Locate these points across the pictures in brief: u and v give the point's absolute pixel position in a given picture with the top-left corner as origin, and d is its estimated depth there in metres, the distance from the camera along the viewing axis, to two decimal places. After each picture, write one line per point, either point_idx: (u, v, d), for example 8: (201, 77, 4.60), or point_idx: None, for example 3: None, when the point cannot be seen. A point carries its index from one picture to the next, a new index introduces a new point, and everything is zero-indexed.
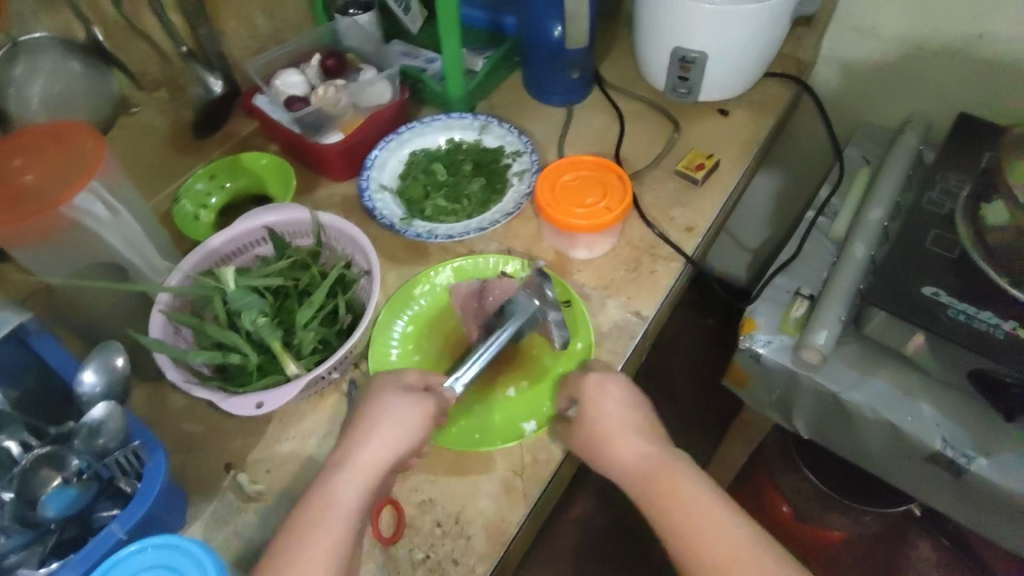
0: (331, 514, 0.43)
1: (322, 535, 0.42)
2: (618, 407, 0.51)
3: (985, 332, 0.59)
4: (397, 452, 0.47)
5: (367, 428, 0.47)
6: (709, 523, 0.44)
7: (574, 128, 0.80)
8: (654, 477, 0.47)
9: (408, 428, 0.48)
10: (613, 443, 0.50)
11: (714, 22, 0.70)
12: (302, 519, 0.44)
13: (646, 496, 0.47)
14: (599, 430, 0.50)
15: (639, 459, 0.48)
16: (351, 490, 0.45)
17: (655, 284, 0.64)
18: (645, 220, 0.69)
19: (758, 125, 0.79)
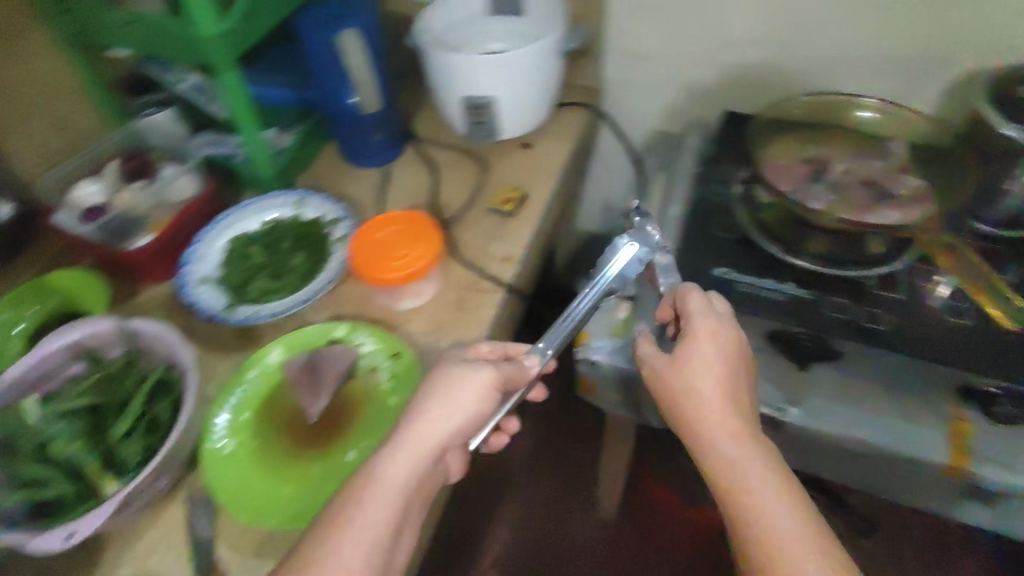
0: (385, 492, 0.47)
1: (366, 518, 0.46)
2: (710, 383, 0.54)
3: (768, 299, 0.67)
4: (453, 429, 0.50)
5: (421, 412, 0.50)
6: (771, 500, 0.48)
7: (392, 185, 0.83)
8: (732, 453, 0.50)
9: (465, 410, 0.51)
10: (700, 401, 0.53)
11: (489, 70, 0.76)
12: (354, 495, 0.47)
13: (716, 457, 0.51)
14: (677, 386, 0.55)
15: (733, 435, 0.51)
16: (404, 469, 0.48)
17: (480, 318, 0.68)
18: (465, 259, 0.73)
19: (559, 153, 0.86)
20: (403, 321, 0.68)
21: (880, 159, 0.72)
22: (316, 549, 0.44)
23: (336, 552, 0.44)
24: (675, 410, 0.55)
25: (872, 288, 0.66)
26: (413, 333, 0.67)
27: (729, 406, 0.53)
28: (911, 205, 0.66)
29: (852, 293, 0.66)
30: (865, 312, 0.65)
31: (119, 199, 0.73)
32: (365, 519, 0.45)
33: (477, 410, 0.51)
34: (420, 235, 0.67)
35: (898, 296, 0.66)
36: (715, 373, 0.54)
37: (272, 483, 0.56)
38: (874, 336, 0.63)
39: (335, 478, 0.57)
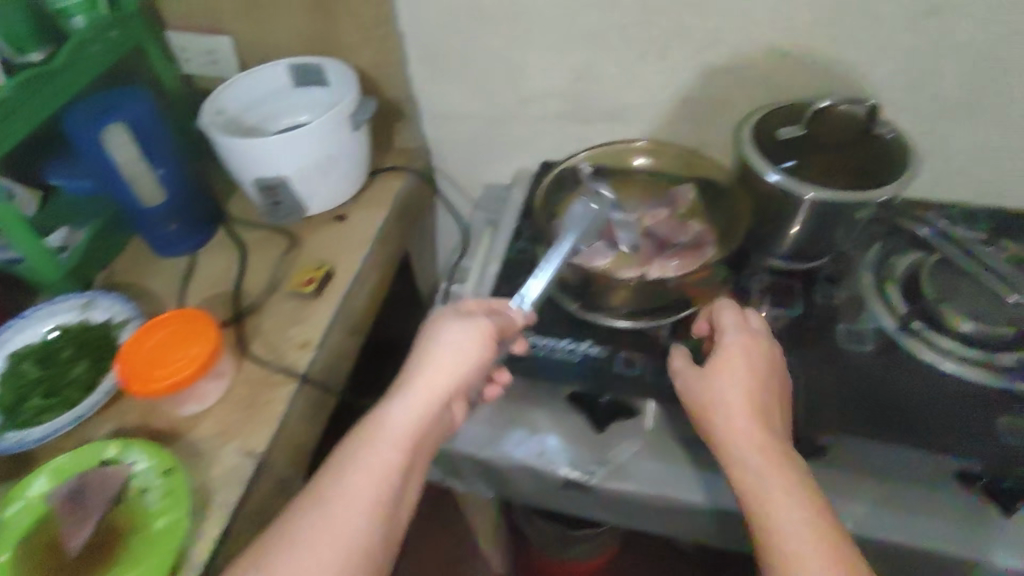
0: (362, 467, 0.48)
1: (352, 493, 0.46)
2: (738, 390, 0.54)
3: (565, 361, 0.67)
4: (438, 390, 0.53)
5: (430, 366, 0.54)
6: (775, 484, 0.48)
7: (196, 274, 0.80)
8: (760, 450, 0.50)
9: (435, 379, 0.53)
10: (726, 408, 0.53)
11: (272, 150, 0.73)
12: (326, 479, 0.47)
13: (739, 462, 0.50)
14: (711, 397, 0.55)
15: (748, 423, 0.52)
16: (385, 443, 0.49)
17: (270, 416, 0.65)
18: (261, 350, 0.70)
19: (373, 222, 0.85)
20: (188, 428, 0.64)
21: (667, 207, 0.72)
22: (280, 542, 0.43)
23: (309, 538, 0.43)
24: (707, 420, 0.54)
25: (664, 336, 0.67)
26: (196, 440, 0.63)
27: (752, 408, 0.53)
28: (691, 250, 0.66)
29: (644, 346, 0.67)
30: (654, 365, 0.66)
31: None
32: (337, 498, 0.46)
33: (465, 369, 0.54)
34: (196, 332, 0.65)
35: (688, 342, 0.66)
36: (739, 379, 0.55)
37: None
38: (663, 390, 0.65)
39: None
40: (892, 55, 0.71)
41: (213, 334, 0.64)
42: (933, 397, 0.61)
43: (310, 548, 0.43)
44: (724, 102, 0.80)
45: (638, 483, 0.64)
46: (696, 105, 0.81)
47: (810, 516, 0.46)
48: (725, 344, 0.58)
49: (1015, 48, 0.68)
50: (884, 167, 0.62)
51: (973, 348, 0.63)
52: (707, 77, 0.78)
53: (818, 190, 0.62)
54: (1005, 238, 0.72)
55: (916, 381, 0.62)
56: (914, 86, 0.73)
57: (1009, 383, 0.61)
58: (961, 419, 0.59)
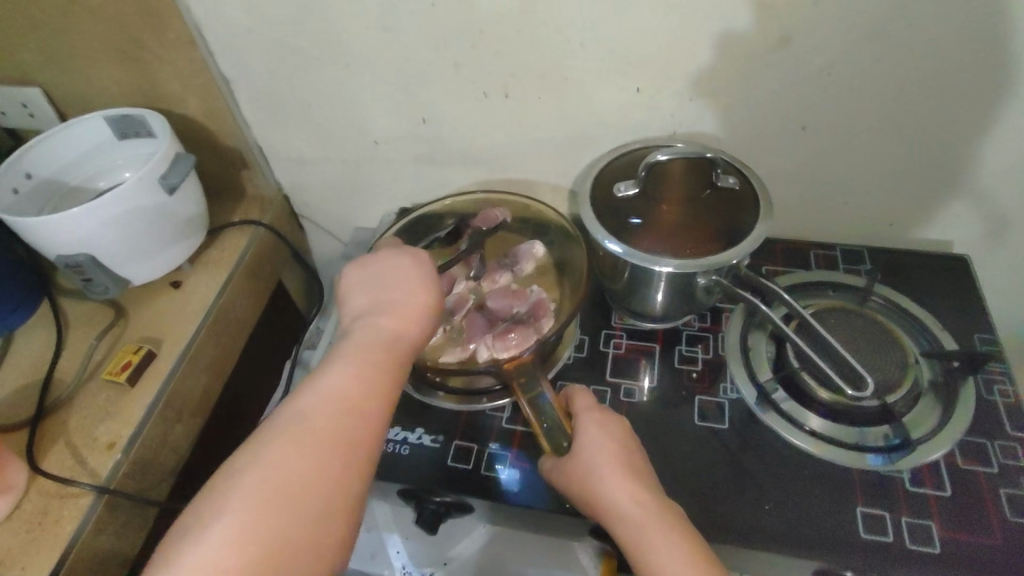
0: (312, 410, 0.43)
1: (302, 433, 0.41)
2: (604, 456, 0.48)
3: (393, 454, 0.60)
4: (396, 327, 0.49)
5: (388, 306, 0.50)
6: (653, 533, 0.44)
7: (8, 359, 0.72)
8: (635, 512, 0.46)
9: (393, 319, 0.49)
10: (600, 480, 0.47)
11: (70, 223, 0.65)
12: (273, 424, 0.42)
13: (622, 527, 0.46)
14: (582, 472, 0.48)
15: (613, 502, 0.46)
16: (341, 380, 0.44)
17: (58, 536, 0.57)
18: (61, 452, 0.62)
19: (211, 287, 0.77)
20: None
21: (508, 272, 0.66)
22: (223, 484, 0.40)
23: (251, 480, 0.39)
24: (586, 493, 0.48)
25: (504, 420, 0.61)
26: None
27: (627, 476, 0.47)
28: (523, 324, 0.59)
29: (481, 432, 0.61)
30: (490, 454, 0.59)
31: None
32: (284, 440, 0.41)
33: (420, 309, 0.50)
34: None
35: (528, 429, 0.61)
36: (603, 449, 0.49)
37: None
38: (495, 484, 0.57)
39: None
40: (752, 90, 0.64)
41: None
42: (792, 485, 0.55)
43: (249, 492, 0.39)
44: (583, 143, 0.73)
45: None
46: (557, 145, 0.74)
47: (698, 559, 0.43)
48: (580, 417, 0.51)
49: (880, 79, 0.61)
50: (738, 227, 0.57)
51: (836, 422, 0.57)
52: (559, 117, 0.71)
53: (663, 260, 0.56)
54: (880, 285, 0.67)
55: (786, 464, 0.56)
56: (781, 121, 0.67)
57: (881, 469, 0.54)
58: (817, 518, 0.53)
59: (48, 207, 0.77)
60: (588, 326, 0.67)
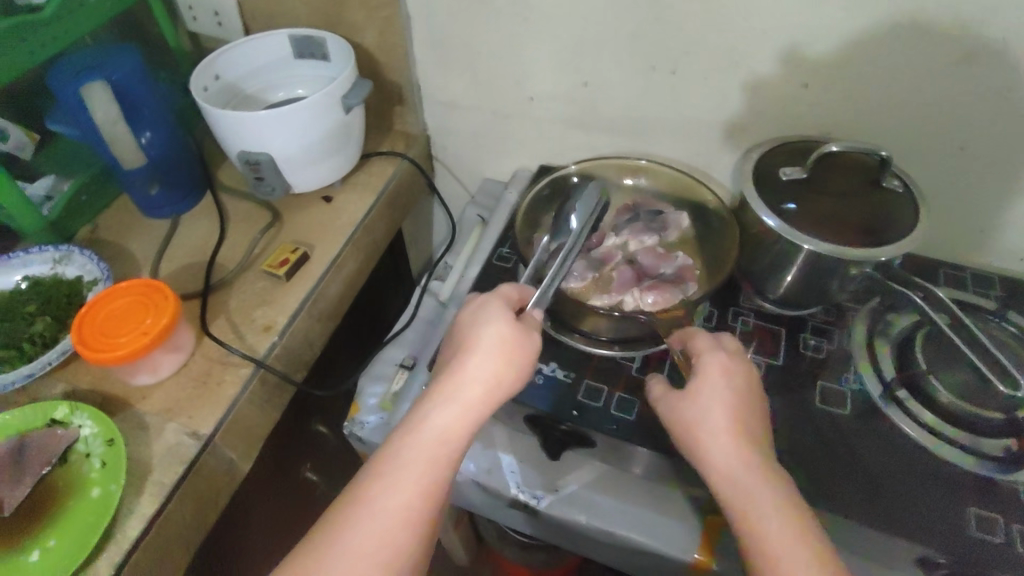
0: (405, 463, 0.47)
1: (395, 485, 0.46)
2: (715, 403, 0.51)
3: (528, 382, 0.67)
4: (486, 379, 0.51)
5: (479, 353, 0.52)
6: (753, 495, 0.46)
7: (175, 240, 0.79)
8: (738, 470, 0.47)
9: (482, 370, 0.51)
10: (709, 426, 0.50)
11: (261, 124, 0.71)
12: (370, 472, 0.47)
13: (722, 482, 0.48)
14: (694, 422, 0.51)
15: (716, 457, 0.48)
16: (433, 433, 0.49)
17: (220, 396, 0.64)
18: (221, 329, 0.69)
19: (360, 205, 0.82)
20: (137, 398, 0.64)
21: (655, 235, 0.69)
22: (324, 534, 0.45)
23: (347, 538, 0.44)
24: (692, 440, 0.51)
25: (632, 369, 0.67)
26: (143, 414, 0.63)
27: (732, 434, 0.49)
28: (671, 285, 0.63)
29: (610, 377, 0.67)
30: (619, 397, 0.65)
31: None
32: (376, 490, 0.46)
33: (506, 362, 0.52)
34: (154, 298, 0.64)
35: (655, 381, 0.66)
36: (719, 403, 0.50)
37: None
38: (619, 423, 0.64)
39: None
40: (919, 100, 0.66)
41: (176, 297, 0.64)
42: (902, 479, 0.57)
43: (351, 540, 0.44)
44: (734, 129, 0.76)
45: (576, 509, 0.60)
46: (705, 127, 0.77)
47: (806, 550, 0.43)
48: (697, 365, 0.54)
49: None
50: (892, 225, 0.60)
51: (955, 427, 0.59)
52: (717, 99, 0.74)
53: (820, 242, 0.59)
54: (1014, 314, 0.68)
55: (895, 455, 0.59)
56: (940, 137, 0.68)
57: (993, 476, 0.57)
58: (931, 513, 0.55)
59: (229, 106, 0.83)
60: (718, 302, 0.71)
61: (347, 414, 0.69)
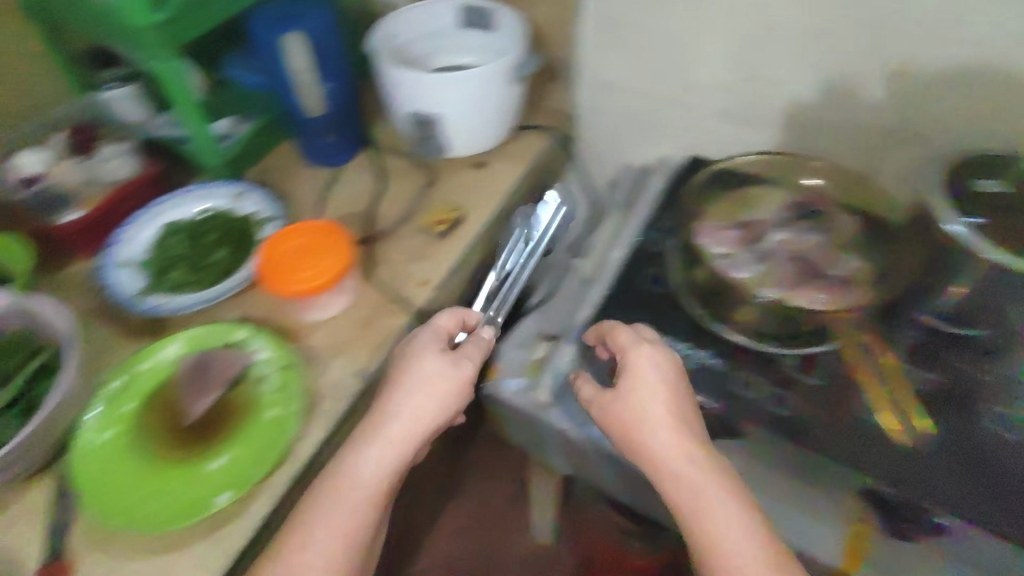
0: (369, 467, 0.55)
1: (334, 511, 0.53)
2: (658, 402, 0.58)
3: (682, 363, 0.65)
4: (411, 411, 0.57)
5: (403, 394, 0.58)
6: (699, 489, 0.54)
7: (336, 190, 0.83)
8: (678, 470, 0.55)
9: (434, 399, 0.58)
10: (649, 428, 0.57)
11: (441, 88, 0.74)
12: (316, 496, 0.54)
13: (651, 473, 0.56)
14: (632, 418, 0.58)
15: (644, 455, 0.56)
16: (360, 472, 0.54)
17: (383, 339, 0.67)
18: (383, 276, 0.72)
19: (512, 174, 0.84)
20: (305, 333, 0.68)
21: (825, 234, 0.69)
22: (305, 514, 0.53)
23: (328, 518, 0.52)
24: (640, 445, 0.57)
25: (791, 367, 0.63)
26: (312, 346, 0.67)
27: (673, 436, 0.56)
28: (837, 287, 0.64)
29: (769, 371, 0.63)
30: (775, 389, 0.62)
31: (14, 166, 0.72)
32: (350, 484, 0.54)
33: (431, 401, 0.57)
34: (330, 245, 0.67)
35: (817, 381, 0.62)
36: (658, 399, 0.58)
37: (138, 483, 0.56)
38: (780, 419, 0.60)
39: (192, 485, 0.56)
40: None
41: (349, 253, 0.67)
42: None
43: (310, 549, 0.51)
44: (913, 135, 0.73)
45: None
46: (869, 131, 0.75)
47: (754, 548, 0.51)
48: (631, 366, 0.60)
49: None
50: None
51: None
52: (903, 100, 0.71)
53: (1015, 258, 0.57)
54: None
55: None
56: None
57: None
58: None
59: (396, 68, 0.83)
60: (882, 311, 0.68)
61: (486, 376, 0.73)
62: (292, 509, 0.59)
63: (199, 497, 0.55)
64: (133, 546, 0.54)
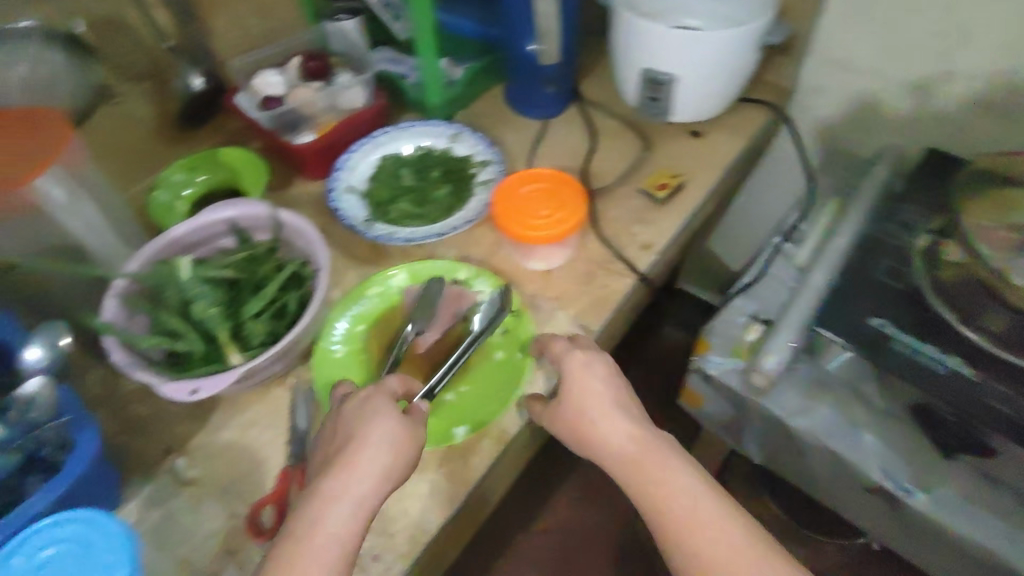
0: (322, 521, 0.45)
1: (307, 565, 0.43)
2: (606, 400, 0.53)
3: (929, 368, 0.58)
4: (375, 471, 0.47)
5: (367, 458, 0.47)
6: (693, 511, 0.48)
7: (547, 142, 0.81)
8: (627, 448, 0.52)
9: (372, 466, 0.47)
10: (596, 421, 0.53)
11: (686, 46, 0.69)
12: (295, 537, 0.44)
13: (624, 473, 0.51)
14: (580, 419, 0.53)
15: (601, 447, 0.52)
16: (339, 519, 0.45)
17: (607, 298, 0.66)
18: (604, 235, 0.70)
19: (731, 147, 0.79)
20: (526, 280, 0.67)
21: None
22: (291, 541, 0.44)
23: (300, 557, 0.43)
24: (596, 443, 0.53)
25: None
26: (534, 295, 0.66)
27: (623, 417, 0.53)
28: None
29: None
30: None
31: (260, 85, 0.75)
32: (327, 529, 0.44)
33: (388, 461, 0.47)
34: (567, 202, 0.65)
35: None
36: (608, 407, 0.53)
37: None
38: None
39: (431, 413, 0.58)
40: None
41: (582, 214, 0.64)
42: None
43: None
44: None
45: (937, 506, 0.61)
46: None
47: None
48: (567, 374, 0.55)
49: None
50: None
51: None
52: None
53: None
54: None
55: None
56: None
57: None
58: None
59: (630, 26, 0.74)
60: None
61: (694, 350, 0.72)
62: (515, 452, 0.59)
63: (439, 425, 0.57)
64: None
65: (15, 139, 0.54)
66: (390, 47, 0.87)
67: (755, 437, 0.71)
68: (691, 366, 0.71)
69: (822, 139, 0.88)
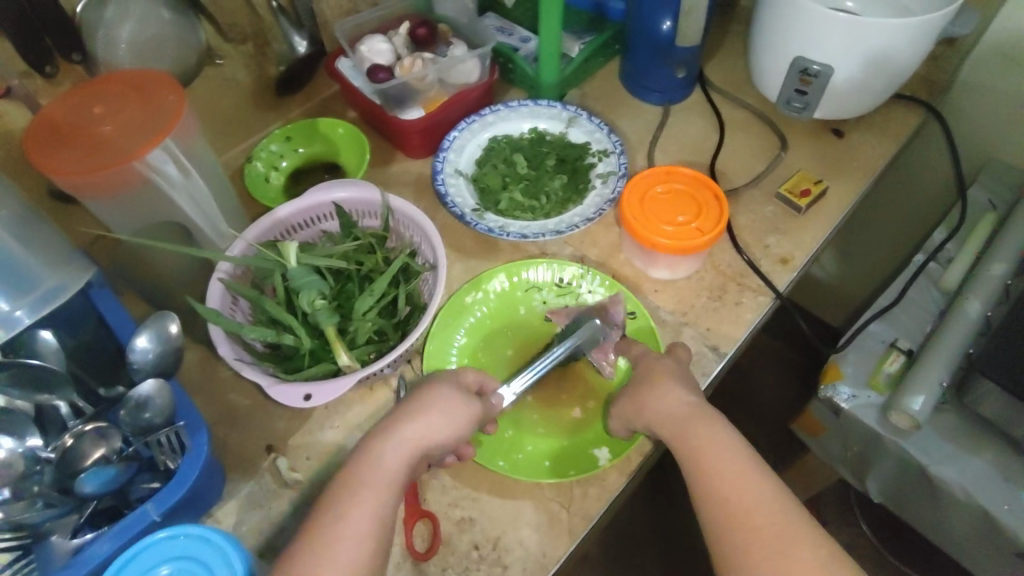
0: (374, 472, 0.44)
1: (362, 499, 0.42)
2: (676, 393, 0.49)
3: None
4: (426, 431, 0.46)
5: (424, 414, 0.47)
6: (735, 474, 0.44)
7: (669, 130, 0.73)
8: (682, 411, 0.48)
9: (434, 421, 0.46)
10: (666, 396, 0.49)
11: (855, 33, 0.60)
12: (347, 480, 0.43)
13: (672, 435, 0.47)
14: (645, 398, 0.50)
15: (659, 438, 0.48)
16: (385, 464, 0.44)
17: (739, 317, 0.59)
18: (736, 244, 0.63)
19: (879, 151, 0.70)
20: (650, 289, 0.61)
21: None
22: (335, 495, 0.43)
23: (344, 505, 0.42)
24: (644, 419, 0.49)
25: None
26: (659, 307, 0.60)
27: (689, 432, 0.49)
28: None
29: None
30: None
31: (365, 54, 0.68)
32: (369, 483, 0.43)
33: (445, 426, 0.46)
34: (706, 208, 0.59)
35: None
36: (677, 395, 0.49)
37: (500, 423, 0.54)
38: None
39: (556, 434, 0.53)
40: None
41: (725, 224, 0.58)
42: None
43: (350, 528, 0.41)
44: None
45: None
46: None
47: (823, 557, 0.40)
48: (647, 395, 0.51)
49: None
50: None
51: None
52: None
53: None
54: None
55: None
56: None
57: None
58: None
59: None
60: None
61: (821, 377, 0.66)
62: (635, 483, 0.54)
63: (567, 450, 0.53)
64: (480, 479, 0.52)
65: (127, 105, 0.50)
66: (497, 13, 0.80)
67: (883, 476, 0.66)
68: (818, 395, 0.65)
69: (980, 145, 0.77)
